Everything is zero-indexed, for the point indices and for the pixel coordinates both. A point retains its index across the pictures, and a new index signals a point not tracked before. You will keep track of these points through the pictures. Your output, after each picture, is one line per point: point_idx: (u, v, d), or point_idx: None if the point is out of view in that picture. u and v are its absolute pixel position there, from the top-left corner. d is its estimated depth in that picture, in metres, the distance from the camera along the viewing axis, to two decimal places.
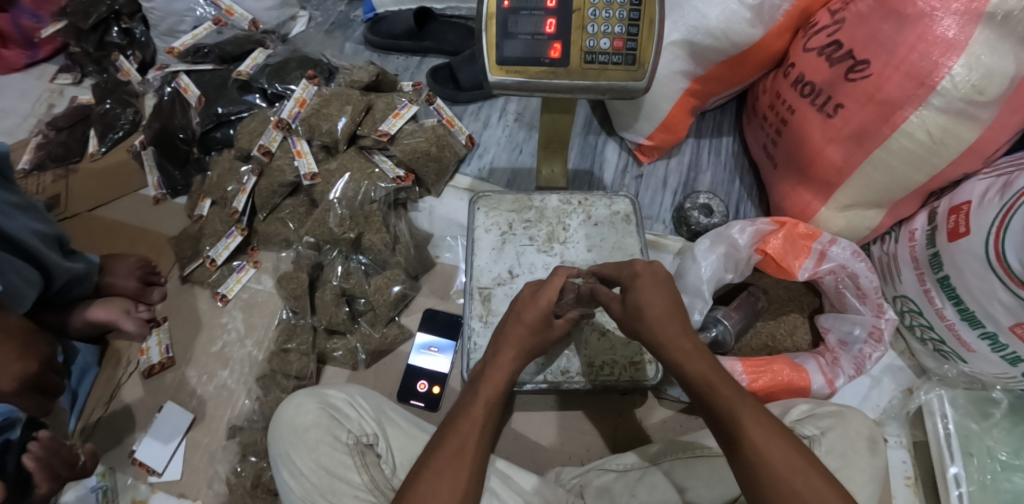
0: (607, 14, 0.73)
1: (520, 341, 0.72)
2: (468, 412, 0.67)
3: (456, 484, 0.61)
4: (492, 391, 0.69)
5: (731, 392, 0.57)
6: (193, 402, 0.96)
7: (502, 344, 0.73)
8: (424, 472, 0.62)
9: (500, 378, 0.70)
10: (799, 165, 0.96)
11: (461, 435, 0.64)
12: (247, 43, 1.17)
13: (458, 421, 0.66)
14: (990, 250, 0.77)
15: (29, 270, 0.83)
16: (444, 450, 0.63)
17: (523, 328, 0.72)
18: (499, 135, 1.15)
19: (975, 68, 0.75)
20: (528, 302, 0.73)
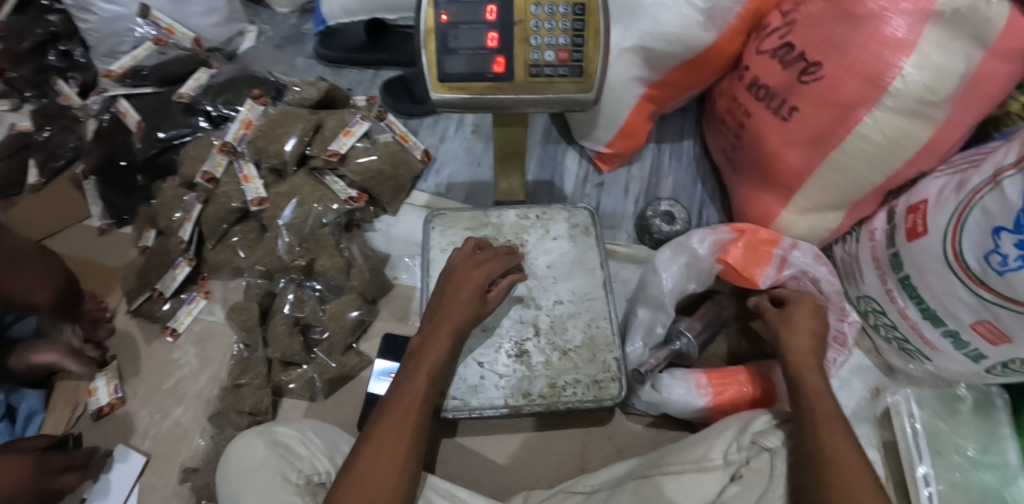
0: (551, 25, 0.71)
1: (457, 320, 0.71)
2: (411, 379, 0.69)
3: (397, 451, 0.63)
4: (434, 364, 0.69)
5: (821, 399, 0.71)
6: (145, 444, 0.92)
7: (441, 315, 0.71)
8: (366, 440, 0.64)
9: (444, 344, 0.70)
10: (758, 169, 0.95)
11: (403, 404, 0.67)
12: (191, 63, 1.12)
13: (400, 393, 0.68)
14: (948, 249, 0.76)
15: None
16: (389, 419, 0.66)
17: (460, 301, 0.72)
18: (456, 149, 1.13)
19: (925, 68, 0.75)
20: (466, 283, 0.73)
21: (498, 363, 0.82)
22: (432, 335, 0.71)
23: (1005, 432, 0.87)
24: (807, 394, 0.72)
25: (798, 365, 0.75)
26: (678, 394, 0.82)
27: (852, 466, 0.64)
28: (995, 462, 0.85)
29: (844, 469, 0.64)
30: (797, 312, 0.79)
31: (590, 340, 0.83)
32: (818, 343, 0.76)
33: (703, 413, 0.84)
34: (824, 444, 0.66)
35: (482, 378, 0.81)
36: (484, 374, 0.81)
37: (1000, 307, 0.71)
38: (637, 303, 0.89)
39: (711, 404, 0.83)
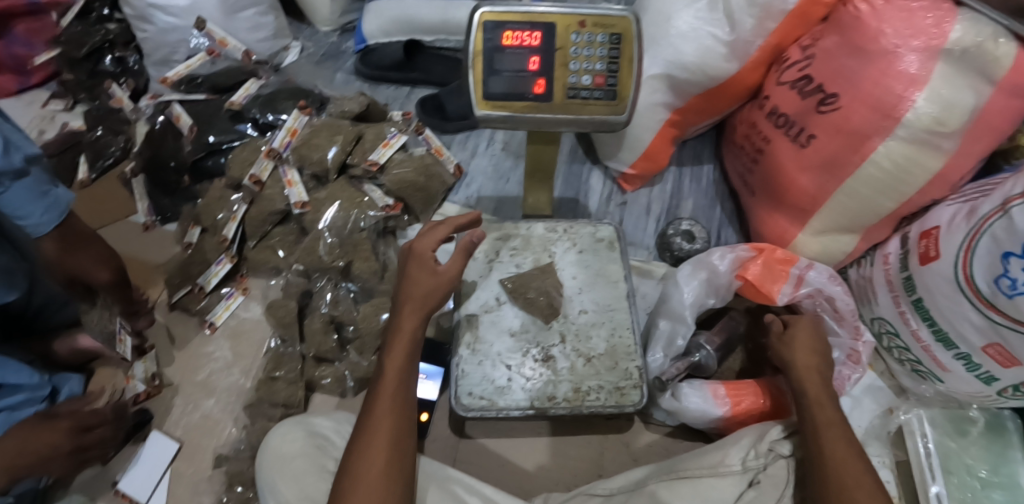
0: (588, 52, 0.76)
1: (419, 303, 0.72)
2: (380, 387, 0.70)
3: (378, 460, 0.65)
4: (402, 358, 0.71)
5: (824, 408, 0.74)
6: (178, 432, 0.95)
7: (403, 303, 0.72)
8: (350, 454, 0.67)
9: (406, 341, 0.71)
10: (776, 193, 0.99)
11: (378, 415, 0.68)
12: (239, 73, 1.19)
13: (377, 398, 0.70)
14: (959, 272, 0.80)
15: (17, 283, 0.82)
16: (366, 432, 0.67)
17: (420, 285, 0.72)
18: (486, 165, 1.18)
19: (935, 102, 0.80)
20: (424, 268, 0.73)
21: (524, 366, 0.86)
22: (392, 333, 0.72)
23: (1014, 455, 0.90)
24: (811, 403, 0.76)
25: (802, 378, 0.79)
26: (696, 403, 0.85)
27: (848, 465, 0.67)
28: (1006, 483, 0.88)
29: (839, 464, 0.68)
30: (800, 329, 0.83)
31: (612, 349, 0.86)
32: (820, 360, 0.81)
33: (720, 423, 0.87)
34: (826, 445, 0.70)
35: (509, 380, 0.85)
36: (511, 376, 0.85)
37: (1008, 329, 0.76)
38: (658, 316, 0.93)
39: (728, 414, 0.86)
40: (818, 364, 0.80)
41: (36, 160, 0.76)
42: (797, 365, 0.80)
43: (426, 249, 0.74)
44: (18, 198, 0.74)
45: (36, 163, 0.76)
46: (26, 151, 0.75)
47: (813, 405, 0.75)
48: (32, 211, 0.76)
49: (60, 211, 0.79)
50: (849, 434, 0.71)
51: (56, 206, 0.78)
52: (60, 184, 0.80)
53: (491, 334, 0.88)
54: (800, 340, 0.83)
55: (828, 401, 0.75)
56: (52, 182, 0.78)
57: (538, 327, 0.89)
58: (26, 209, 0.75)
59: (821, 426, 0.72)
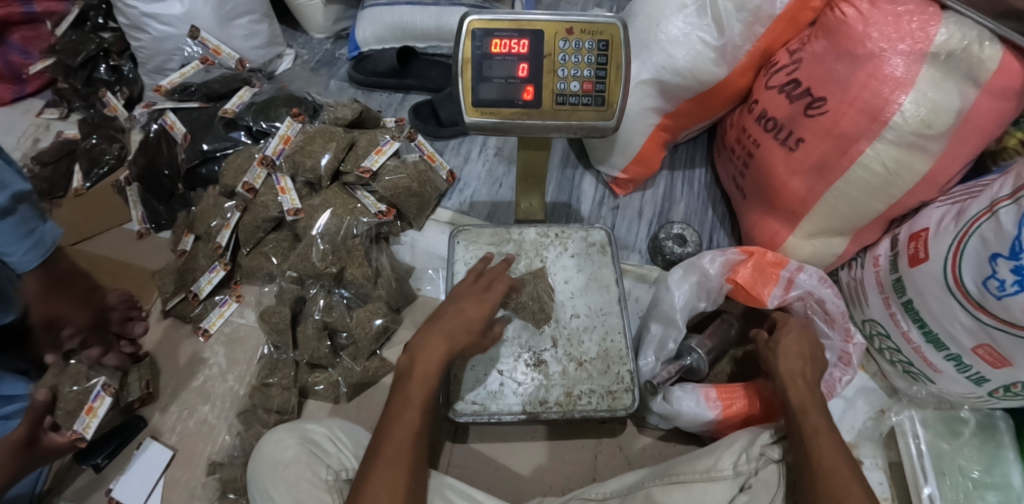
0: (577, 58, 0.76)
1: (454, 346, 0.74)
2: (401, 417, 0.71)
3: (395, 492, 0.66)
4: (423, 392, 0.72)
5: (811, 415, 0.75)
6: (172, 438, 0.96)
7: (432, 338, 0.75)
8: (364, 484, 0.66)
9: (431, 376, 0.73)
10: (766, 197, 1.00)
11: (397, 444, 0.69)
12: (233, 81, 1.20)
13: (393, 426, 0.71)
14: (949, 274, 0.81)
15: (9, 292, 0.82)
16: (383, 461, 0.68)
17: (455, 324, 0.75)
18: (479, 171, 1.19)
19: (922, 104, 0.80)
20: (467, 308, 0.77)
21: (516, 371, 0.86)
22: (417, 370, 0.73)
23: (1006, 455, 0.90)
24: (796, 411, 0.76)
25: (787, 385, 0.79)
26: (689, 406, 0.86)
27: (837, 477, 0.67)
28: (997, 483, 0.88)
29: (828, 472, 0.68)
30: (786, 335, 0.84)
31: (604, 353, 0.87)
32: (805, 364, 0.81)
33: (711, 426, 0.88)
34: (812, 452, 0.70)
35: (501, 385, 0.85)
36: (503, 381, 0.85)
37: (998, 329, 0.76)
38: (649, 319, 0.93)
39: (719, 417, 0.86)
40: (803, 369, 0.81)
41: (24, 198, 0.79)
42: (785, 372, 0.80)
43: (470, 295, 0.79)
44: (6, 234, 0.77)
45: (24, 201, 0.79)
46: (13, 189, 0.78)
47: (800, 413, 0.75)
48: (16, 249, 0.78)
49: (44, 249, 0.81)
50: (837, 440, 0.72)
51: (40, 244, 0.81)
52: (47, 222, 0.83)
53: None
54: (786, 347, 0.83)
55: (814, 407, 0.76)
56: (40, 220, 0.81)
57: (530, 331, 0.89)
58: (11, 247, 0.78)
59: (808, 433, 0.73)
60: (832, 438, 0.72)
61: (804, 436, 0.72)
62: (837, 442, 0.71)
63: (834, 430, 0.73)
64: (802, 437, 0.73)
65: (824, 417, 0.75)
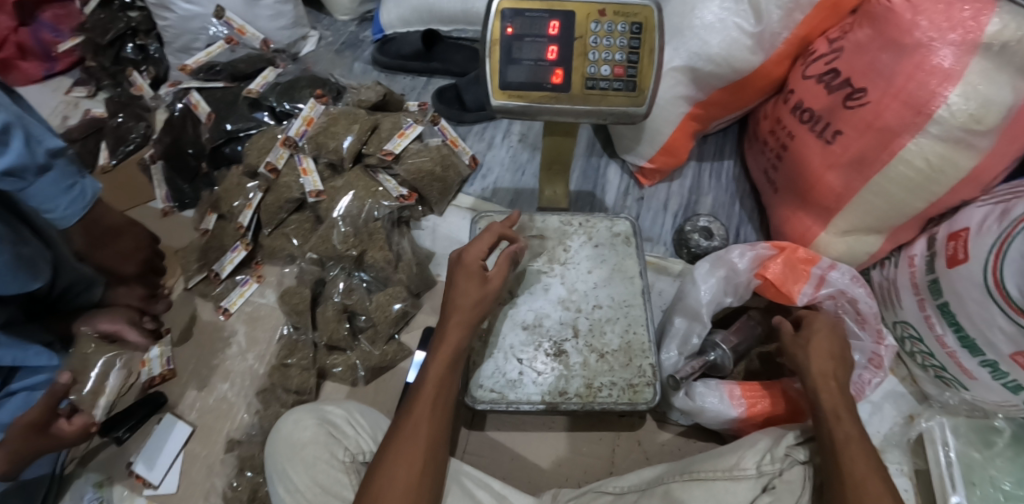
0: (609, 42, 0.74)
1: (465, 312, 0.73)
2: (421, 392, 0.71)
3: (412, 467, 0.66)
4: (442, 366, 0.72)
5: (843, 423, 0.72)
6: (192, 415, 0.96)
7: (450, 311, 0.73)
8: (383, 457, 0.67)
9: (450, 352, 0.72)
10: (799, 191, 0.97)
11: (417, 425, 0.69)
12: (259, 61, 1.19)
13: (414, 404, 0.70)
14: (990, 276, 0.77)
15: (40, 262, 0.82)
16: (402, 435, 0.68)
17: (462, 290, 0.74)
18: (502, 157, 1.17)
19: (971, 98, 0.77)
20: (470, 278, 0.74)
21: (537, 360, 0.85)
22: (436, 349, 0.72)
23: None
24: (828, 417, 0.73)
25: (818, 387, 0.77)
26: (711, 403, 0.84)
27: (869, 490, 0.65)
28: None
29: (857, 482, 0.66)
30: (816, 333, 0.81)
31: (626, 346, 0.85)
32: (838, 365, 0.79)
33: (735, 424, 0.85)
34: (844, 462, 0.68)
35: (521, 374, 0.84)
36: (523, 370, 0.84)
37: None
38: (674, 313, 0.91)
39: (743, 416, 0.84)
40: (834, 370, 0.78)
41: (59, 153, 0.77)
42: (815, 373, 0.78)
43: (474, 259, 0.75)
44: (45, 191, 0.76)
45: (60, 156, 0.76)
46: (48, 144, 0.75)
47: (832, 419, 0.73)
48: (58, 205, 0.78)
49: (85, 203, 0.81)
50: (868, 450, 0.69)
51: (81, 198, 0.80)
52: (85, 174, 0.82)
53: (504, 328, 0.87)
54: (816, 346, 0.80)
55: (846, 413, 0.73)
56: (79, 174, 0.80)
57: (552, 319, 0.87)
58: (53, 202, 0.78)
59: (840, 441, 0.70)
60: (868, 452, 0.69)
61: (836, 445, 0.70)
62: (873, 457, 0.69)
63: (866, 436, 0.71)
64: (833, 446, 0.70)
65: (857, 424, 0.72)
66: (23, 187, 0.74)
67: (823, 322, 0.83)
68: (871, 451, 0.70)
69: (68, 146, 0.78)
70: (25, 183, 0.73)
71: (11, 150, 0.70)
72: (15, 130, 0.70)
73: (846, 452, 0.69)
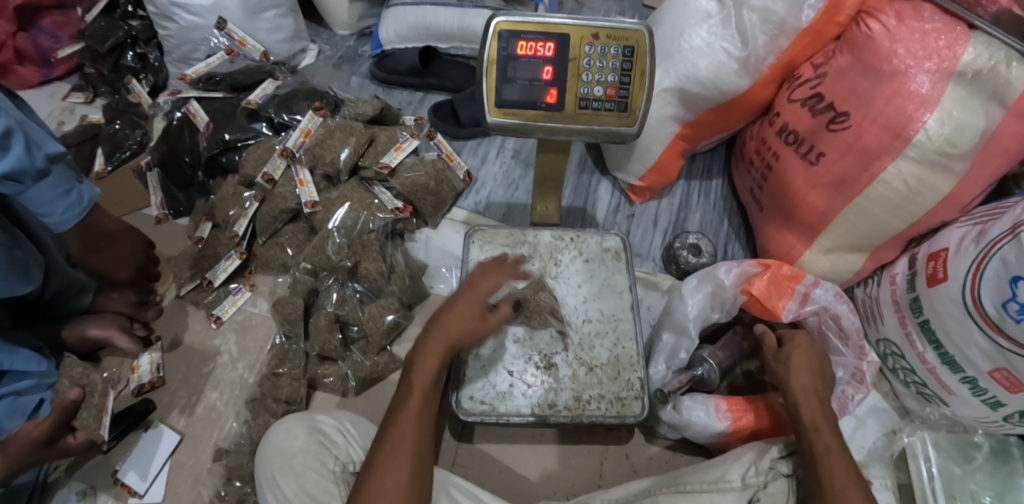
0: (601, 64, 0.76)
1: (454, 335, 0.73)
2: (406, 404, 0.72)
3: (399, 479, 0.67)
4: (426, 380, 0.73)
5: (824, 437, 0.74)
6: (180, 423, 0.96)
7: (434, 329, 0.74)
8: (371, 468, 0.68)
9: (433, 367, 0.73)
10: (784, 209, 1.00)
11: (403, 435, 0.70)
12: (258, 73, 1.21)
13: (398, 415, 0.72)
14: (967, 295, 0.80)
15: (32, 267, 0.82)
16: (387, 448, 0.69)
17: (455, 312, 0.74)
18: (495, 172, 1.19)
19: (947, 123, 0.80)
20: (466, 303, 0.74)
21: (527, 373, 0.85)
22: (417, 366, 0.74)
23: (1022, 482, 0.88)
24: (809, 431, 0.75)
25: (799, 401, 0.79)
26: (699, 416, 0.85)
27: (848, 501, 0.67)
28: None
29: (838, 495, 0.68)
30: (796, 350, 0.83)
31: (615, 359, 0.86)
32: (817, 380, 0.81)
33: (721, 438, 0.87)
34: (824, 474, 0.70)
35: (510, 386, 0.84)
36: (512, 383, 0.85)
37: (1016, 353, 0.75)
38: (662, 328, 0.92)
39: (729, 429, 0.86)
40: (814, 385, 0.81)
41: (60, 158, 0.77)
42: (795, 387, 0.80)
43: (477, 286, 0.76)
44: (43, 196, 0.77)
45: (59, 162, 0.77)
46: (48, 150, 0.76)
47: (813, 433, 0.75)
48: (55, 209, 0.79)
49: (82, 208, 0.81)
50: (848, 462, 0.71)
51: (78, 202, 0.81)
52: (84, 179, 0.83)
53: (495, 341, 0.88)
54: (796, 361, 0.83)
55: (826, 427, 0.75)
56: (77, 179, 0.81)
57: (542, 333, 0.89)
58: (49, 207, 0.78)
59: (820, 454, 0.72)
60: (848, 465, 0.71)
61: (817, 457, 0.72)
62: (853, 470, 0.71)
63: (845, 447, 0.73)
64: (814, 459, 0.72)
65: (836, 436, 0.74)
66: (21, 191, 0.74)
67: (800, 339, 0.85)
68: (852, 465, 0.72)
69: (68, 152, 0.78)
70: (22, 186, 0.74)
71: (10, 154, 0.71)
72: (17, 135, 0.71)
73: (826, 464, 0.71)
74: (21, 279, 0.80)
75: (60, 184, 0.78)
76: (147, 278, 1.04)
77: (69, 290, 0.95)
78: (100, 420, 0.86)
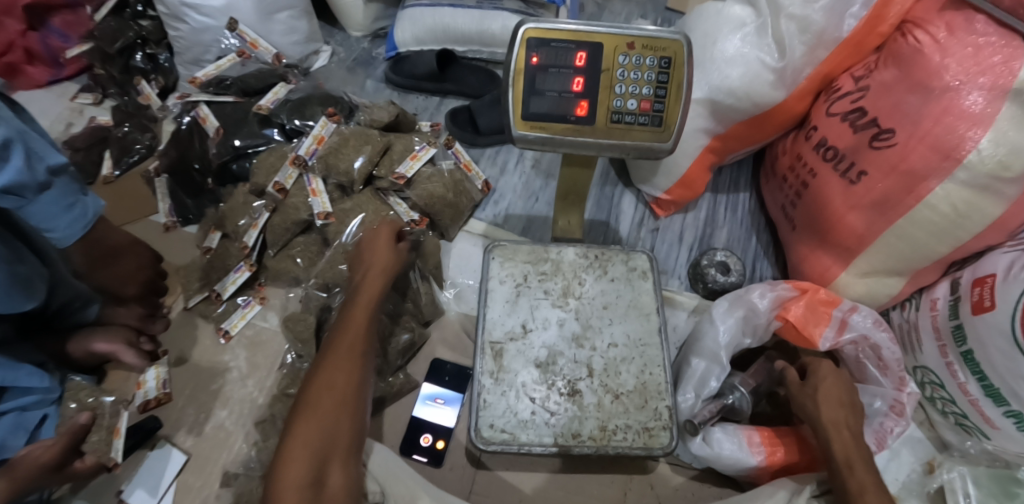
0: (636, 75, 0.72)
1: (387, 261, 0.83)
2: (352, 317, 0.78)
3: (347, 377, 0.73)
4: (371, 295, 0.80)
5: (858, 474, 0.71)
6: (188, 442, 0.92)
7: (370, 262, 0.83)
8: (318, 373, 0.73)
9: (380, 281, 0.82)
10: (819, 230, 0.95)
11: (347, 340, 0.76)
12: (270, 77, 1.17)
13: (346, 326, 0.77)
14: (1017, 326, 0.75)
15: (34, 282, 0.78)
16: (334, 358, 0.74)
17: (384, 242, 0.85)
18: (515, 183, 1.15)
19: (1001, 144, 0.75)
20: (379, 241, 0.85)
21: (549, 400, 0.81)
22: (359, 292, 0.81)
23: None
24: (843, 468, 0.72)
25: (830, 437, 0.75)
26: (729, 450, 0.81)
27: None
28: None
29: None
30: (824, 380, 0.79)
31: (642, 387, 0.82)
32: (849, 413, 0.77)
33: (753, 472, 0.82)
34: None
35: (533, 414, 0.80)
36: (535, 410, 0.81)
37: None
38: (690, 354, 0.88)
39: (762, 464, 0.81)
40: (846, 418, 0.76)
41: (62, 170, 0.74)
42: (824, 421, 0.76)
43: (384, 228, 0.86)
44: (45, 210, 0.73)
45: (61, 174, 0.73)
46: (50, 162, 0.72)
47: (847, 472, 0.72)
48: (57, 224, 0.75)
49: (86, 223, 0.78)
50: (884, 500, 0.69)
51: (82, 216, 0.77)
52: (87, 192, 0.79)
53: (516, 364, 0.83)
54: (825, 391, 0.79)
55: (860, 462, 0.72)
56: (81, 191, 0.77)
57: (566, 358, 0.84)
58: (53, 222, 0.74)
59: (854, 492, 0.70)
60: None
61: (850, 497, 0.70)
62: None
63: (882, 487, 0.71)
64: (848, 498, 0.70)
65: (871, 474, 0.72)
66: (22, 205, 0.70)
67: (827, 370, 0.80)
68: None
69: (70, 163, 0.75)
70: (23, 200, 0.70)
71: (10, 166, 0.66)
72: (16, 146, 0.67)
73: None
74: (21, 296, 0.76)
75: (63, 198, 0.74)
76: (155, 293, 1.02)
77: (73, 303, 0.91)
78: (111, 443, 0.87)
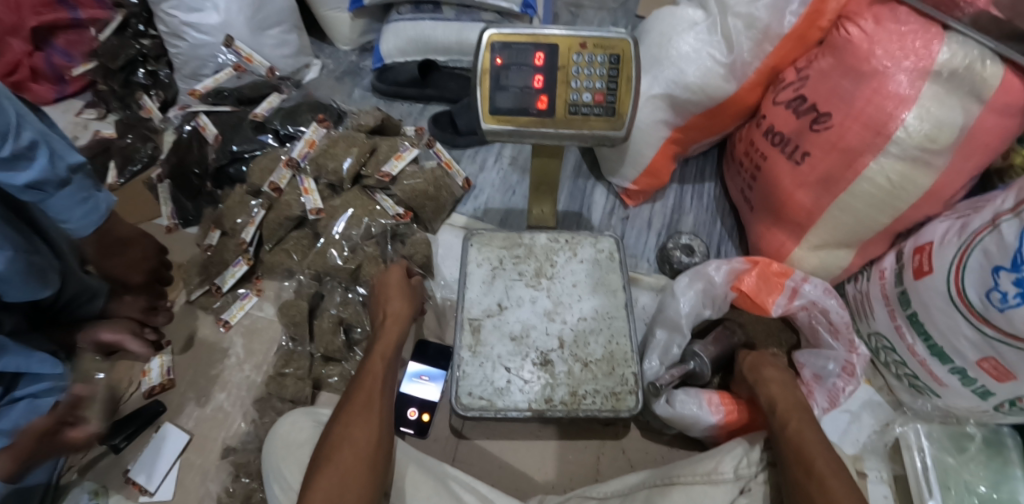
0: (589, 71, 0.80)
1: (401, 308, 0.89)
2: (369, 371, 0.80)
3: (367, 427, 0.72)
4: (387, 346, 0.84)
5: (796, 419, 0.77)
6: (189, 423, 0.99)
7: (384, 317, 0.88)
8: (337, 427, 0.73)
9: (395, 333, 0.86)
10: (773, 210, 1.02)
11: (364, 393, 0.76)
12: (264, 87, 1.26)
13: (362, 379, 0.79)
14: (951, 286, 0.82)
15: (52, 272, 0.85)
16: (356, 400, 0.76)
17: (395, 297, 0.91)
18: (494, 179, 1.23)
19: (925, 120, 0.83)
20: (389, 290, 0.92)
21: (524, 370, 0.88)
22: (376, 344, 0.84)
23: (1014, 472, 0.90)
24: (783, 414, 0.79)
25: (771, 392, 0.83)
26: (692, 409, 0.88)
27: (818, 470, 0.69)
28: (1004, 499, 0.88)
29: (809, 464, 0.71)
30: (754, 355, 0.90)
31: (610, 356, 0.89)
32: (780, 371, 0.86)
33: (713, 431, 0.89)
34: (796, 448, 0.73)
35: (508, 382, 0.87)
36: (510, 378, 0.87)
37: (1003, 343, 0.77)
38: (655, 325, 0.95)
39: (721, 423, 0.88)
40: (782, 376, 0.85)
41: (79, 169, 0.82)
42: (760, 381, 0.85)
43: (395, 275, 0.94)
44: (63, 203, 0.81)
45: (79, 172, 0.81)
46: (69, 160, 0.80)
47: (782, 417, 0.78)
48: (73, 215, 0.83)
49: (99, 216, 0.85)
50: (819, 437, 0.74)
51: (95, 210, 0.85)
52: (101, 188, 0.87)
53: (492, 338, 0.90)
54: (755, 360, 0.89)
55: (797, 411, 0.79)
56: (94, 188, 0.85)
57: (539, 331, 0.91)
58: (68, 213, 0.82)
59: (792, 433, 0.75)
60: (821, 443, 0.73)
61: (790, 439, 0.75)
62: (826, 447, 0.73)
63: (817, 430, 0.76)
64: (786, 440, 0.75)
65: (805, 420, 0.77)
66: (43, 199, 0.79)
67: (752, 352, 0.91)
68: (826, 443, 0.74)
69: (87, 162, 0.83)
70: (45, 195, 0.78)
71: (35, 165, 0.75)
72: (41, 147, 0.76)
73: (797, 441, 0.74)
74: (40, 284, 0.84)
75: (79, 192, 0.82)
76: (158, 283, 1.11)
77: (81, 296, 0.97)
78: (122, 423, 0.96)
